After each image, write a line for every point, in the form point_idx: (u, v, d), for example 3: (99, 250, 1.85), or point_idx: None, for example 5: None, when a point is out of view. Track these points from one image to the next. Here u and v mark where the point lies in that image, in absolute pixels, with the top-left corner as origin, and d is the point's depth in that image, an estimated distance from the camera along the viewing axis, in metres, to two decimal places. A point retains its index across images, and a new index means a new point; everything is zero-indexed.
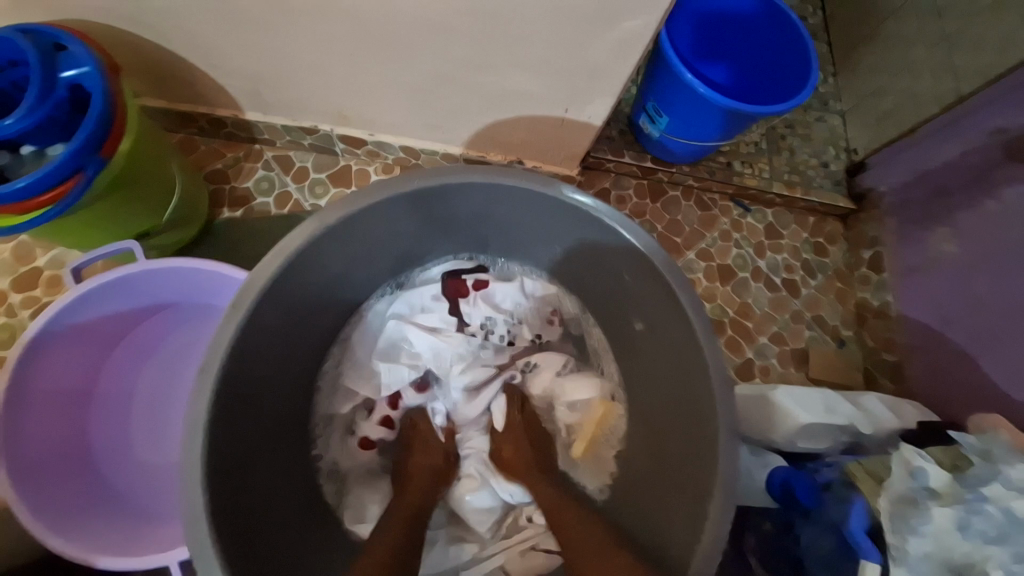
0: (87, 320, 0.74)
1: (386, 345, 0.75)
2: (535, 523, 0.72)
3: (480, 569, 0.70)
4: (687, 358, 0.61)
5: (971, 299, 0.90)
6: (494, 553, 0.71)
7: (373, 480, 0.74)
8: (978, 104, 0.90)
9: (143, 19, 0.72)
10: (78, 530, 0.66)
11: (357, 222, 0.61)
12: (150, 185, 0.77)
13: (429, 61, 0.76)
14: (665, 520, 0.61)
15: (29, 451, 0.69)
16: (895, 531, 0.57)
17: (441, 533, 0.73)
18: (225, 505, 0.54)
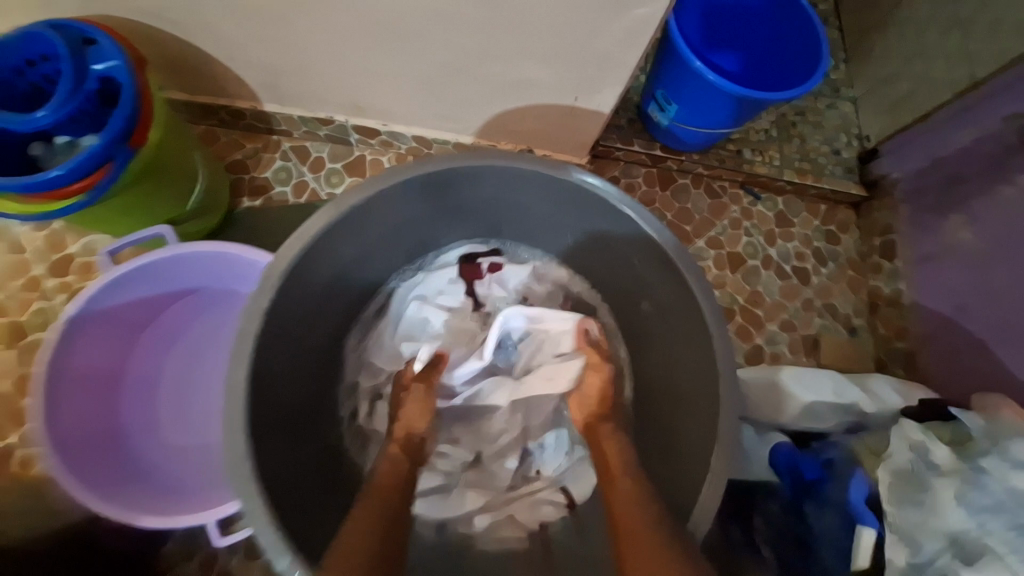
0: (115, 305, 0.77)
1: (408, 325, 0.77)
2: (543, 476, 0.74)
3: (489, 518, 0.71)
4: (694, 338, 0.62)
5: (986, 287, 0.89)
6: (502, 507, 0.72)
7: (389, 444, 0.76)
8: (993, 88, 0.89)
9: (166, 14, 0.75)
10: (113, 499, 0.70)
11: (372, 206, 0.63)
12: (174, 174, 0.80)
13: (441, 51, 0.78)
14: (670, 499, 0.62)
15: (65, 428, 0.73)
16: (895, 501, 0.61)
17: (455, 481, 0.73)
18: (263, 470, 0.57)
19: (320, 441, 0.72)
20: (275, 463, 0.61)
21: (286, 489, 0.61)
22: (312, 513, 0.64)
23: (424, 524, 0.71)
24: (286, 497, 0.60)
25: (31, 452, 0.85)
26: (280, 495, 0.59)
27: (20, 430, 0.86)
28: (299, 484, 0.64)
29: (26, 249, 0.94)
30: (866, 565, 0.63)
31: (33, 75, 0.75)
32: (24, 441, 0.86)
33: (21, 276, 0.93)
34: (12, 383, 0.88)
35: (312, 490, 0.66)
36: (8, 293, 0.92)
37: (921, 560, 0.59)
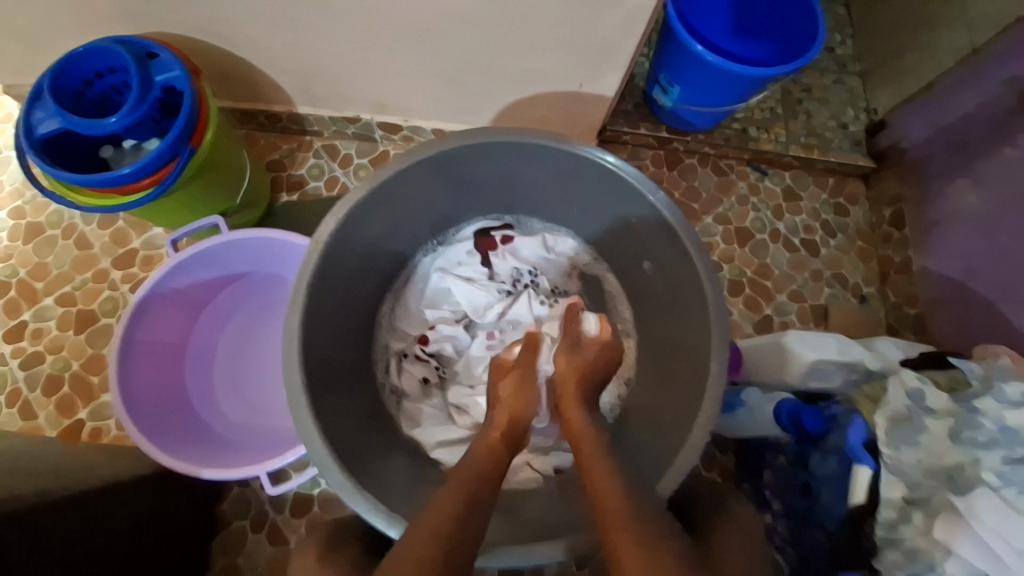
0: (180, 286, 0.89)
1: (432, 293, 0.85)
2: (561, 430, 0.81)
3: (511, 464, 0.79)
4: (692, 293, 0.68)
5: (992, 247, 0.91)
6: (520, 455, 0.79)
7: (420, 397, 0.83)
8: (994, 53, 0.91)
9: (214, 29, 0.86)
10: (180, 454, 0.80)
11: (396, 183, 0.71)
12: (225, 169, 0.90)
13: (456, 49, 0.85)
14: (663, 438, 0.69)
15: (140, 392, 0.84)
16: (892, 443, 0.63)
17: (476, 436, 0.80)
18: (326, 419, 0.65)
19: (370, 399, 0.80)
20: (336, 420, 0.68)
21: (350, 439, 0.69)
22: (376, 459, 0.72)
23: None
24: (355, 449, 0.68)
25: (100, 425, 0.97)
26: (345, 444, 0.67)
27: (93, 404, 0.98)
28: (358, 433, 0.72)
29: (96, 245, 1.06)
30: (863, 499, 0.64)
31: (101, 85, 0.86)
32: (98, 413, 0.98)
33: (90, 269, 1.05)
34: (87, 362, 1.00)
35: (372, 439, 0.74)
36: (80, 284, 1.04)
37: (918, 495, 0.62)
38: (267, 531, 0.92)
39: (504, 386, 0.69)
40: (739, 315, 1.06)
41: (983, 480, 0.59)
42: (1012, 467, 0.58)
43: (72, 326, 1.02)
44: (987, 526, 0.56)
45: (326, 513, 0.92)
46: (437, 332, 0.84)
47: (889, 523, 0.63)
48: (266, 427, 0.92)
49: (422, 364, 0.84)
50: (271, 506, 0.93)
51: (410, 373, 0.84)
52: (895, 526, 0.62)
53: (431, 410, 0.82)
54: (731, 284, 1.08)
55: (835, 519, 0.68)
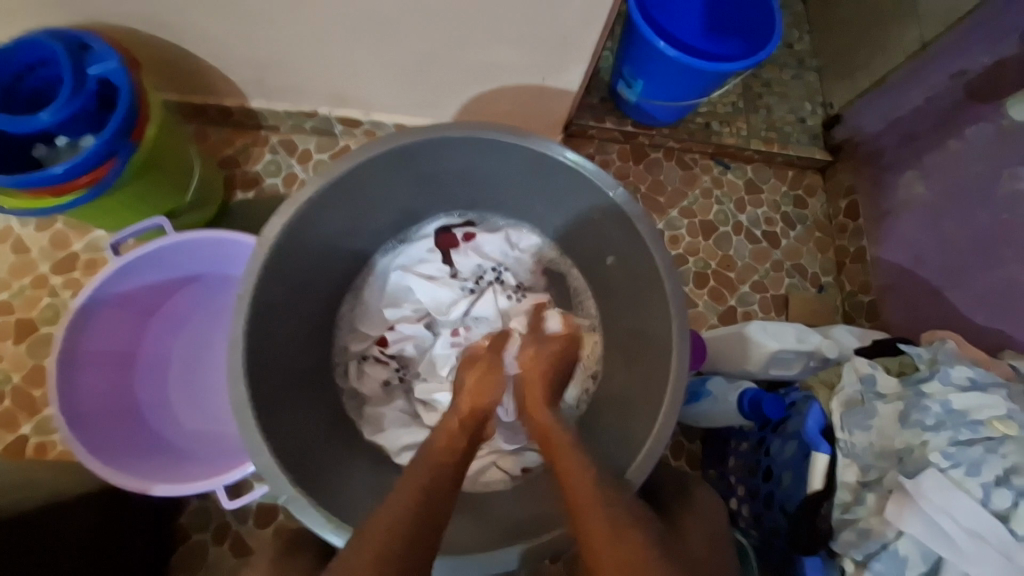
0: (124, 291, 0.83)
1: (392, 291, 0.84)
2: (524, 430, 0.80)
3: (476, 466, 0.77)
4: (653, 286, 0.68)
5: (938, 236, 0.96)
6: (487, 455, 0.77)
7: (382, 400, 0.81)
8: (939, 49, 0.95)
9: (155, 17, 0.80)
10: (129, 470, 0.76)
11: (353, 180, 0.68)
12: (173, 166, 0.85)
13: (415, 41, 0.83)
14: (627, 433, 0.69)
15: (83, 405, 0.79)
16: (846, 427, 0.67)
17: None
18: (271, 430, 0.62)
19: (325, 404, 0.78)
20: (282, 431, 0.65)
21: (299, 451, 0.66)
22: (327, 466, 0.69)
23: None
24: (302, 458, 0.66)
25: (46, 439, 0.91)
26: (293, 455, 0.64)
27: (37, 418, 0.92)
28: (310, 443, 0.70)
29: (32, 249, 0.99)
30: (819, 486, 0.65)
31: (34, 80, 0.80)
32: (42, 428, 0.91)
33: (28, 275, 0.98)
34: (28, 374, 0.94)
35: (323, 445, 0.72)
36: (18, 291, 0.97)
37: (870, 476, 0.64)
38: (231, 543, 0.88)
39: (471, 377, 0.70)
40: (704, 306, 1.08)
41: (930, 461, 0.60)
42: (958, 448, 0.60)
43: (9, 337, 0.95)
44: (934, 505, 0.58)
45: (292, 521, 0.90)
46: (398, 332, 0.82)
47: (844, 505, 0.65)
48: (225, 435, 0.89)
49: (382, 366, 0.82)
50: (232, 519, 0.90)
51: (372, 372, 0.81)
52: (850, 508, 0.65)
53: (395, 412, 0.80)
54: (696, 276, 1.10)
55: (794, 502, 0.68)
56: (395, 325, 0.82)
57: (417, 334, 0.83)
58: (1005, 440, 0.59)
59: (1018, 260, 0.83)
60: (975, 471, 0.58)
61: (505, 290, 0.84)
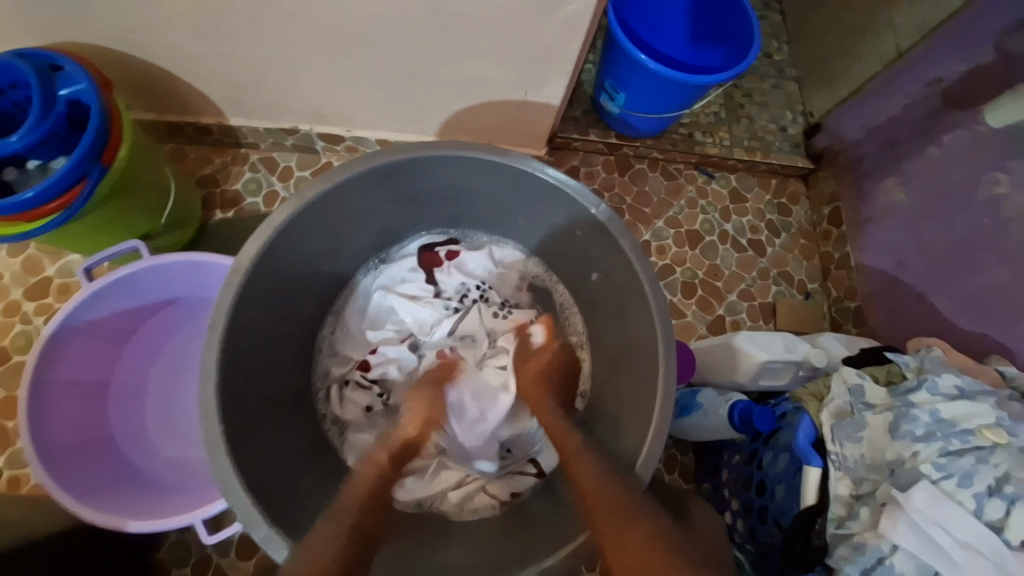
0: (97, 318, 0.81)
1: (375, 312, 0.82)
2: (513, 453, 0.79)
3: (465, 491, 0.74)
4: (638, 301, 0.67)
5: (920, 240, 0.97)
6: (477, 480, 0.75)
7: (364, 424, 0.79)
8: (914, 57, 0.96)
9: (128, 36, 0.79)
10: (103, 505, 0.72)
11: (333, 200, 0.67)
12: (147, 187, 0.83)
13: (395, 56, 0.82)
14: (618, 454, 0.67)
15: (55, 438, 0.76)
16: (836, 439, 0.65)
17: (430, 462, 0.76)
18: (246, 462, 0.59)
19: (305, 429, 0.76)
20: (258, 461, 0.62)
21: (275, 485, 0.63)
22: (300, 497, 0.66)
23: (403, 503, 0.74)
24: (277, 490, 0.63)
25: (18, 473, 0.87)
26: (269, 487, 0.61)
27: (8, 451, 0.88)
28: (288, 474, 0.67)
29: (4, 275, 0.96)
30: (813, 501, 0.63)
31: (2, 103, 0.78)
32: (15, 460, 0.88)
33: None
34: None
35: (301, 474, 0.70)
36: None
37: (863, 490, 0.64)
38: None
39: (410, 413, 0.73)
40: (693, 316, 1.08)
41: (922, 472, 0.60)
42: (948, 458, 0.60)
43: None
44: (925, 517, 0.57)
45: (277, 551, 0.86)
46: (380, 355, 0.80)
47: (838, 520, 0.64)
48: (206, 463, 0.85)
49: (364, 391, 0.79)
50: (214, 551, 0.86)
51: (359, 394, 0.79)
52: (844, 523, 0.63)
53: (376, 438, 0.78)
54: (684, 286, 1.10)
55: (787, 516, 0.68)
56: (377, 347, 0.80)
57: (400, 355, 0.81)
58: (995, 449, 0.59)
59: (1000, 265, 0.84)
60: (967, 482, 0.58)
61: (491, 307, 0.84)
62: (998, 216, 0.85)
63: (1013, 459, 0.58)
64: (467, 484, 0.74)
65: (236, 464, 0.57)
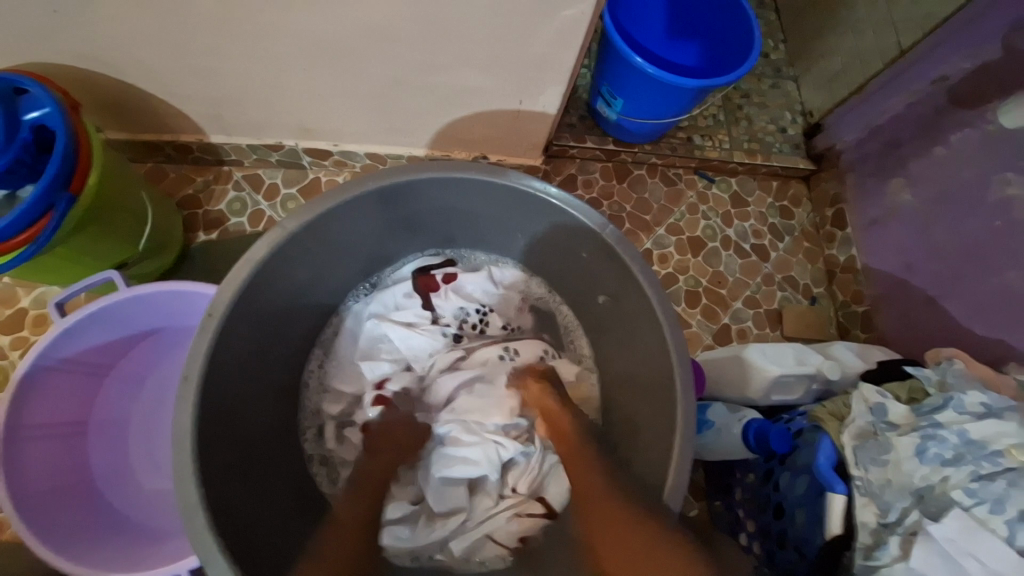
0: (73, 354, 0.76)
1: (367, 342, 0.78)
2: (518, 492, 0.71)
3: (466, 541, 0.69)
4: (649, 324, 0.63)
5: (929, 243, 0.94)
6: (478, 525, 0.69)
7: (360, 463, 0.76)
8: (917, 55, 0.94)
9: (94, 54, 0.74)
10: (87, 554, 0.68)
11: (319, 228, 0.63)
12: (120, 214, 0.78)
13: (382, 67, 0.78)
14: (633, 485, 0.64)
15: (33, 484, 0.71)
16: (860, 464, 0.63)
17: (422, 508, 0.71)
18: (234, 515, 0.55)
19: (290, 467, 0.72)
20: (238, 520, 0.58)
21: (254, 544, 0.59)
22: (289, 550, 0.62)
23: (396, 552, 0.69)
24: (253, 554, 0.58)
25: None
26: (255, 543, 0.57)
27: None
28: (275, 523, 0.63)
29: None
30: (839, 531, 0.63)
31: None
32: None
33: None
34: None
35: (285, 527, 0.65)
36: None
37: (891, 518, 0.61)
38: None
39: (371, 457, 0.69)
40: (698, 326, 1.05)
41: (951, 498, 0.58)
42: (979, 483, 0.57)
43: None
44: (957, 547, 0.55)
45: None
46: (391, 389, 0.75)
47: (867, 550, 0.61)
48: None
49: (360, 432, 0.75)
50: None
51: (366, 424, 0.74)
52: (872, 553, 0.60)
53: None
54: (688, 295, 1.07)
55: (810, 545, 0.65)
56: (386, 381, 0.76)
57: (404, 388, 0.77)
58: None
59: (1014, 269, 0.81)
60: (999, 508, 0.55)
61: (497, 349, 0.77)
62: (1010, 218, 0.82)
63: None
64: (468, 531, 0.69)
65: (214, 525, 0.52)
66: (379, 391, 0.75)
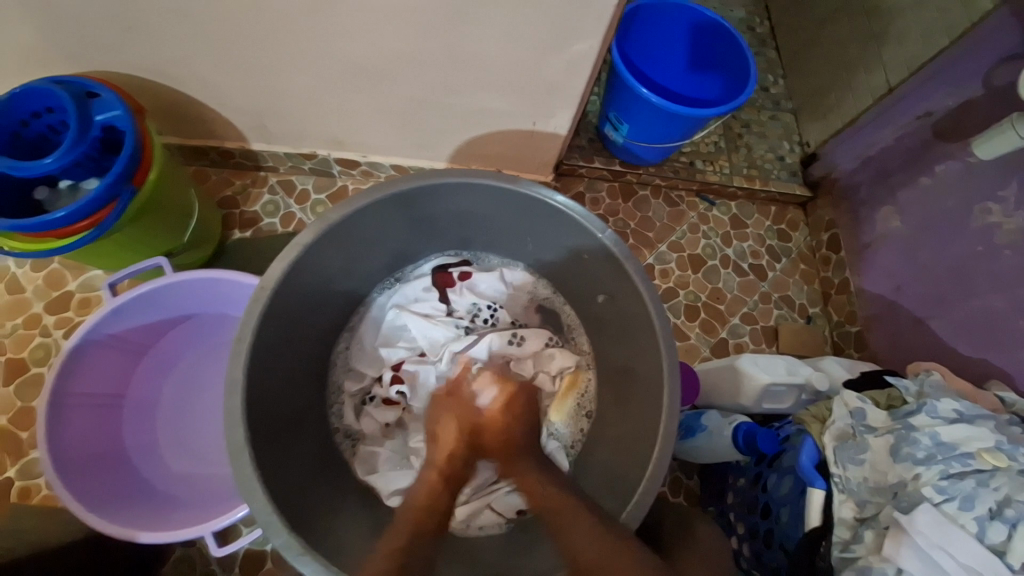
0: (117, 332, 0.83)
1: (388, 330, 0.86)
2: None
3: (469, 508, 0.76)
4: (643, 324, 0.69)
5: (917, 266, 0.99)
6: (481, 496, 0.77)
7: (380, 439, 0.82)
8: (904, 92, 1.01)
9: (162, 67, 0.84)
10: (118, 515, 0.74)
11: (350, 224, 0.70)
12: (170, 210, 0.87)
13: (411, 88, 0.87)
14: (621, 470, 0.69)
15: (71, 449, 0.77)
16: (839, 462, 0.68)
17: None
18: (266, 473, 0.61)
19: (316, 444, 0.77)
20: (282, 479, 0.65)
21: (293, 497, 0.65)
22: (319, 518, 0.67)
23: None
24: (296, 508, 0.64)
25: (30, 483, 0.88)
26: (286, 501, 0.62)
27: (23, 461, 0.89)
28: (302, 485, 0.68)
29: (26, 288, 0.98)
30: (818, 524, 0.65)
31: (38, 126, 0.82)
32: (28, 470, 0.88)
33: (21, 315, 0.97)
34: (15, 416, 0.91)
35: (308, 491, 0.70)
36: (10, 331, 0.96)
37: (867, 513, 0.65)
38: None
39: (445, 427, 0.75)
40: (696, 338, 1.10)
41: (923, 495, 0.61)
42: (950, 481, 0.61)
43: None
44: (929, 541, 0.58)
45: (282, 567, 0.85)
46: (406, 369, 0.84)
47: (843, 543, 0.66)
48: (219, 479, 0.86)
49: (390, 409, 0.83)
50: (219, 566, 0.85)
51: (394, 397, 0.83)
52: (848, 546, 0.65)
53: (388, 452, 0.81)
54: (687, 309, 1.12)
55: (793, 541, 0.68)
56: (401, 362, 0.84)
57: (418, 373, 0.84)
58: (995, 472, 0.61)
59: (995, 292, 0.86)
60: (969, 505, 0.60)
61: (506, 334, 0.84)
62: (991, 243, 0.87)
63: (1013, 482, 0.60)
64: (472, 500, 0.76)
65: (258, 472, 0.59)
66: (396, 371, 0.84)
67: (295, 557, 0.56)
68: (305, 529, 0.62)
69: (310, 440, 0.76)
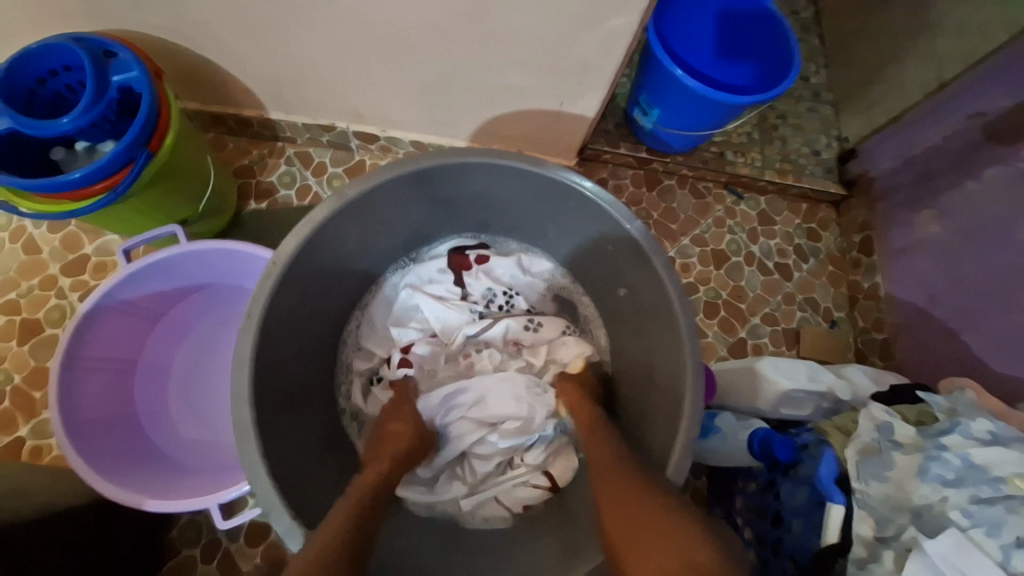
0: (131, 297, 0.83)
1: (401, 311, 0.85)
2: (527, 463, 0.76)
3: (475, 499, 0.74)
4: (666, 319, 0.66)
5: (954, 277, 0.94)
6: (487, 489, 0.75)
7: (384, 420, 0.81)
8: (958, 89, 0.94)
9: (180, 29, 0.81)
10: (126, 480, 0.74)
11: (367, 200, 0.68)
12: (187, 177, 0.85)
13: (434, 61, 0.83)
14: None
15: (83, 412, 0.78)
16: (862, 477, 0.65)
17: (443, 469, 0.77)
18: (272, 451, 0.61)
19: (323, 422, 0.77)
20: (287, 457, 0.64)
21: (297, 476, 0.64)
22: (321, 501, 0.67)
23: (415, 504, 0.75)
24: (301, 487, 0.64)
25: (42, 443, 0.89)
26: (290, 479, 0.62)
27: (34, 420, 0.90)
28: (307, 465, 0.68)
29: (43, 249, 0.99)
30: (835, 540, 0.64)
31: (56, 84, 0.80)
32: (39, 430, 0.90)
33: (37, 275, 0.97)
34: (29, 375, 0.92)
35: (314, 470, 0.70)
36: (26, 291, 0.96)
37: (887, 532, 0.63)
38: (221, 560, 0.85)
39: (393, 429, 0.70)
40: (714, 336, 1.07)
41: (949, 518, 0.60)
42: (978, 506, 0.59)
43: (14, 336, 0.94)
44: (952, 565, 0.56)
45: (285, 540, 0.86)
46: (414, 351, 0.82)
47: (860, 561, 0.63)
48: (227, 449, 0.87)
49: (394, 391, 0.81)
50: (224, 534, 0.87)
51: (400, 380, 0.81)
52: (865, 565, 0.63)
53: None
54: (707, 306, 1.09)
55: (805, 553, 0.67)
56: (411, 345, 0.83)
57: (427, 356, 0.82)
58: None
59: None
60: (996, 532, 0.57)
61: (522, 319, 0.84)
62: None
63: None
64: (477, 493, 0.75)
65: (262, 453, 0.58)
66: (405, 353, 0.82)
67: (293, 542, 0.56)
68: (304, 512, 0.61)
69: (317, 417, 0.76)
